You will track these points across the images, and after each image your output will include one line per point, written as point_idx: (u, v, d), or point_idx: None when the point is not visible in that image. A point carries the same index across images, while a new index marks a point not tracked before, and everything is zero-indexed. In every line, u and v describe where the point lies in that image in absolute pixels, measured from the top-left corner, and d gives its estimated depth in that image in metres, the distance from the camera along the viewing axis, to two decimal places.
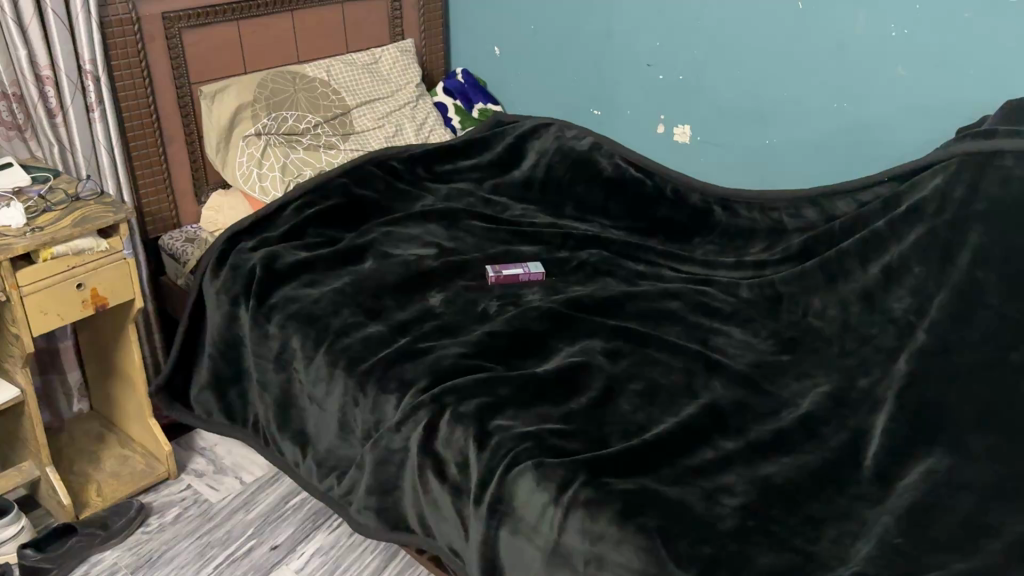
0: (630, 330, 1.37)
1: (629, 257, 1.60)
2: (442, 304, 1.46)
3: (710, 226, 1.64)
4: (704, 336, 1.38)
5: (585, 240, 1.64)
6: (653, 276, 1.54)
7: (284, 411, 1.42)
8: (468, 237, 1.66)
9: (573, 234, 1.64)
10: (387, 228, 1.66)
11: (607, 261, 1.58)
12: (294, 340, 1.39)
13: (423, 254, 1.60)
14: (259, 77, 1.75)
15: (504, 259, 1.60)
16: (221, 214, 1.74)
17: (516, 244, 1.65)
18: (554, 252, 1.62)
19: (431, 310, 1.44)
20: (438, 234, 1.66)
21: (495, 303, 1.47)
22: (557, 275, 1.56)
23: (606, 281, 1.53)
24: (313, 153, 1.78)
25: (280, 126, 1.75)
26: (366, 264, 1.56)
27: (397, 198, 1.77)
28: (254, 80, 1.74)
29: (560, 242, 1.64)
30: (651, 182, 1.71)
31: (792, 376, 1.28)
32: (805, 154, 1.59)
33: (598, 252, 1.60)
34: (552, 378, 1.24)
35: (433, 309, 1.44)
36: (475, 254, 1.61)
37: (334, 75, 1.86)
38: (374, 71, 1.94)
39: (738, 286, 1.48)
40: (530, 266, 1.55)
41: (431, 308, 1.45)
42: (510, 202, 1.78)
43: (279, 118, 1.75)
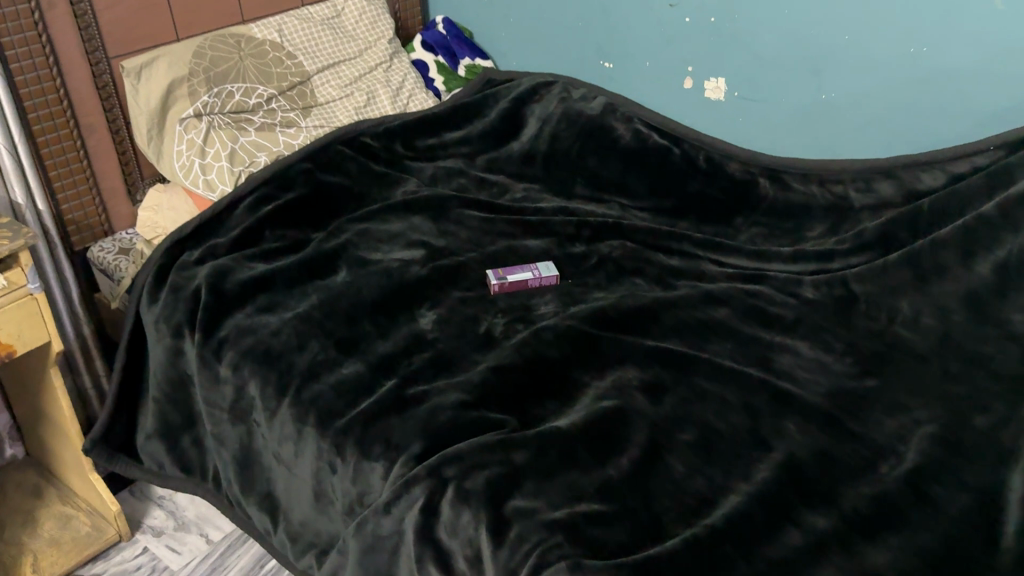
0: (671, 352, 1.10)
1: (659, 247, 1.31)
2: (433, 327, 1.17)
3: (754, 202, 1.35)
4: (763, 357, 1.10)
5: (604, 228, 1.34)
6: (691, 273, 1.26)
7: (248, 472, 1.15)
8: (461, 232, 1.37)
9: (588, 222, 1.35)
10: (362, 226, 1.37)
11: (633, 255, 1.29)
12: (252, 385, 1.11)
13: (407, 258, 1.30)
14: (195, 44, 1.43)
15: (506, 259, 1.31)
16: (160, 214, 1.43)
17: (519, 238, 1.35)
18: (567, 246, 1.33)
19: (420, 335, 1.15)
20: (425, 230, 1.37)
21: (500, 321, 1.19)
22: (573, 277, 1.27)
23: (635, 282, 1.25)
24: (267, 134, 1.47)
25: (226, 104, 1.43)
26: (338, 276, 1.26)
27: (374, 182, 1.47)
28: (189, 48, 1.42)
29: (575, 232, 1.34)
30: (679, 151, 1.42)
31: (882, 411, 1.01)
32: (871, 112, 1.29)
33: (620, 244, 1.32)
34: (582, 433, 0.96)
35: (422, 334, 1.16)
36: (471, 255, 1.31)
37: (287, 36, 1.54)
38: (337, 27, 1.62)
39: (800, 284, 1.20)
40: (540, 268, 1.26)
41: (420, 333, 1.16)
42: (510, 182, 1.48)
43: (223, 94, 1.43)
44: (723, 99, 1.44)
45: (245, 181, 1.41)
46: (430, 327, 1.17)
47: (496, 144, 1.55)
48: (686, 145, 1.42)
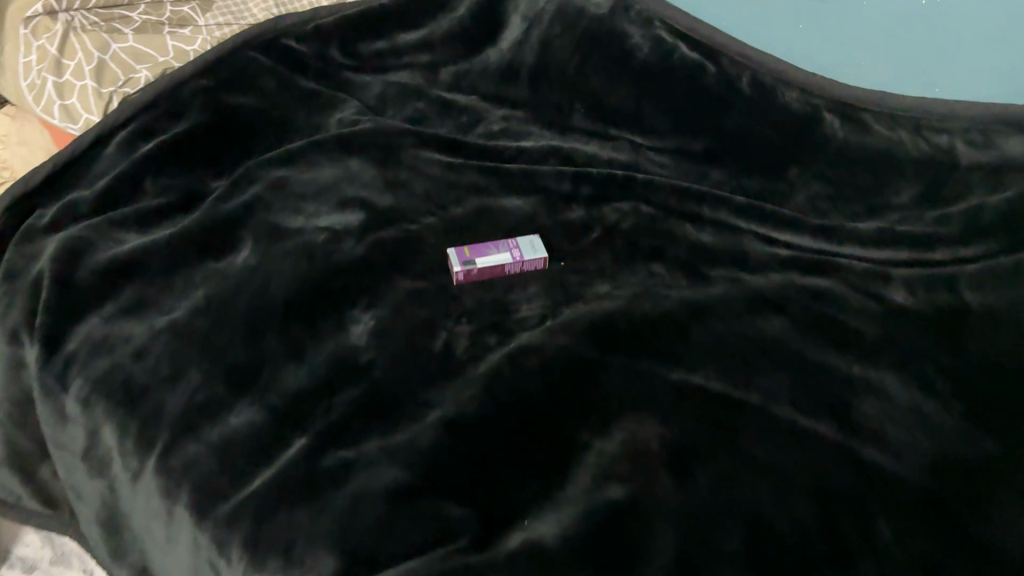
0: (703, 391, 0.78)
1: (685, 215, 0.96)
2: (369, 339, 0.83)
3: (815, 147, 0.99)
4: (833, 403, 0.78)
5: (611, 183, 0.99)
6: (729, 255, 0.91)
7: (116, 538, 0.84)
8: (416, 185, 1.01)
9: (590, 174, 0.99)
10: (279, 174, 1.01)
11: (649, 228, 0.94)
12: (109, 431, 0.78)
13: (338, 228, 0.95)
14: None
15: (476, 228, 0.96)
16: (9, 151, 1.09)
17: (495, 195, 1.00)
18: (559, 210, 0.97)
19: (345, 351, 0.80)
20: (367, 182, 1.00)
21: (465, 330, 0.85)
22: (567, 258, 0.92)
23: (653, 269, 0.90)
24: (153, 37, 1.07)
25: None
26: (240, 254, 0.91)
27: (302, 106, 1.10)
28: None
29: (571, 189, 0.99)
30: (715, 69, 1.04)
31: (1012, 498, 0.70)
32: (1000, 27, 0.89)
33: (632, 206, 0.97)
34: (579, 548, 0.64)
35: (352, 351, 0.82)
36: (428, 223, 0.96)
37: None
38: None
39: (886, 282, 0.87)
40: (522, 247, 0.92)
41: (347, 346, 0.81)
42: (487, 108, 1.12)
43: None
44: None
45: (120, 107, 1.03)
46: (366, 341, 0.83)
47: (468, 52, 1.16)
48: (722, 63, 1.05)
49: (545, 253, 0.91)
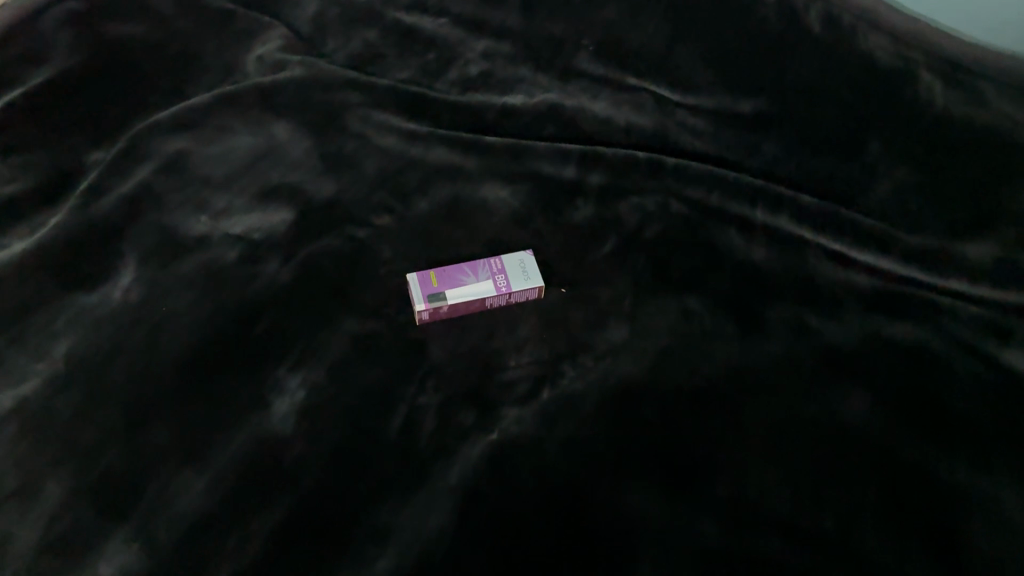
0: (760, 507, 0.57)
1: (729, 218, 0.71)
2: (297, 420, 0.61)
3: None
4: (938, 525, 0.56)
5: (633, 168, 0.74)
6: (789, 283, 0.68)
7: None
8: (366, 163, 0.75)
9: (604, 159, 0.74)
10: (177, 147, 0.74)
11: (681, 239, 0.70)
12: None
13: (256, 238, 0.69)
14: None
15: (447, 232, 0.71)
16: None
17: (471, 179, 0.73)
18: (559, 206, 0.72)
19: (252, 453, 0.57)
20: (298, 162, 0.74)
21: (430, 399, 0.63)
22: (568, 283, 0.68)
23: (686, 305, 0.67)
24: None
25: None
26: (122, 279, 0.66)
27: (214, 38, 0.83)
28: None
29: (578, 175, 0.74)
30: None
31: None
32: None
33: (660, 203, 0.72)
34: None
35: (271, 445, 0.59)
36: (382, 223, 0.71)
37: None
38: None
39: (1003, 336, 0.65)
40: (508, 271, 0.67)
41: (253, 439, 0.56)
42: (462, 39, 0.84)
43: None
44: None
45: None
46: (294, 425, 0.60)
47: None
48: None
49: (539, 280, 0.67)
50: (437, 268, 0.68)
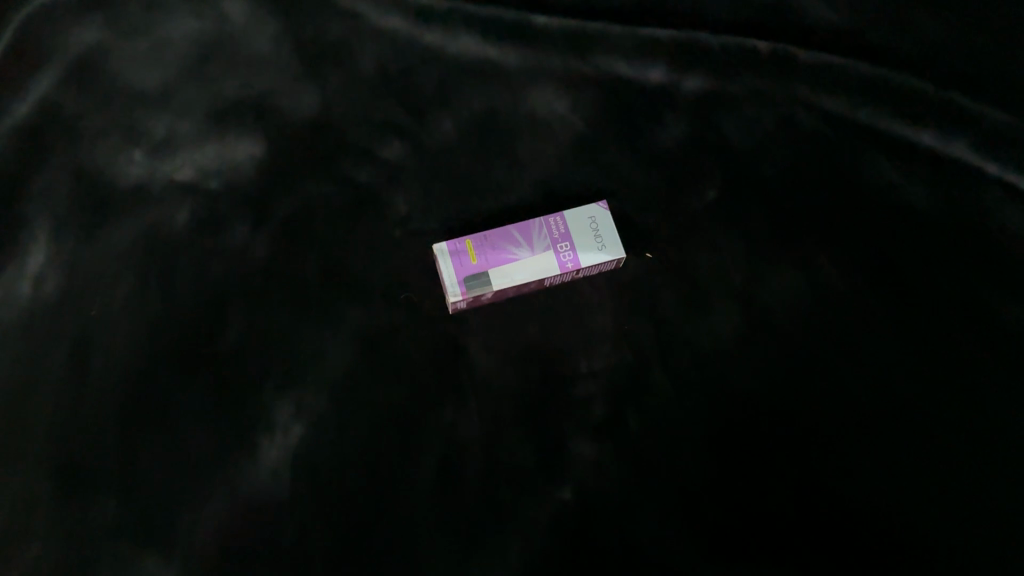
0: None
1: (879, 143, 0.52)
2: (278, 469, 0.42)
3: None
4: None
5: (744, 69, 0.52)
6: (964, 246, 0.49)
7: None
8: (363, 64, 0.53)
9: (705, 55, 0.52)
10: (93, 43, 0.52)
11: (810, 177, 0.51)
12: None
13: (213, 186, 0.49)
14: None
15: (483, 170, 0.51)
16: None
17: (514, 88, 0.53)
18: (641, 130, 0.51)
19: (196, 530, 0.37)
20: (264, 59, 0.52)
21: (473, 423, 0.45)
22: (654, 244, 0.50)
23: (818, 277, 0.49)
24: None
25: None
26: (31, 256, 0.47)
27: None
28: None
29: (669, 81, 0.52)
30: None
31: None
32: None
33: (780, 122, 0.52)
34: None
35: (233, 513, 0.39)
36: (392, 156, 0.51)
37: None
38: None
39: None
40: (575, 237, 0.48)
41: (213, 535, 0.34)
42: None
43: None
44: None
45: None
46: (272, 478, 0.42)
47: None
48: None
49: (619, 250, 0.48)
50: (476, 231, 0.49)
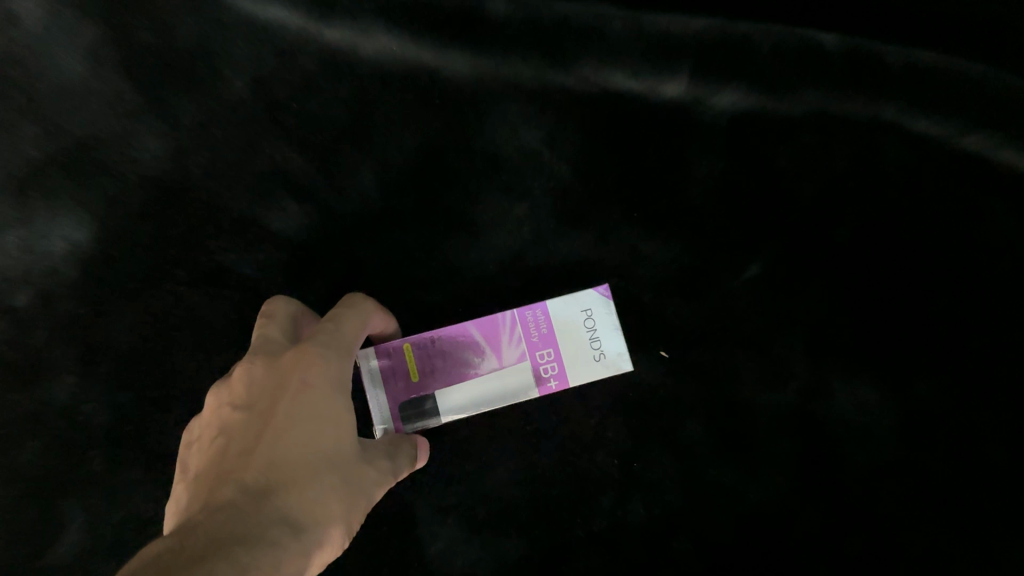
0: None
1: (999, 182, 0.36)
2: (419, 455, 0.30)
3: None
4: None
5: (802, 76, 0.36)
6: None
7: None
8: (232, 84, 0.35)
9: (747, 61, 0.35)
10: None
11: (895, 230, 0.36)
12: None
13: (22, 303, 0.33)
14: None
15: (421, 247, 0.35)
16: None
17: (462, 111, 0.36)
18: (651, 172, 0.36)
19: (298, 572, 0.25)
20: (76, 87, 0.35)
21: None
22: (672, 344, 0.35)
23: (904, 388, 0.35)
24: None
25: None
26: None
27: None
28: None
29: (690, 95, 0.36)
30: None
31: None
32: None
33: (850, 150, 0.36)
34: None
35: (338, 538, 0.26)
36: (284, 230, 0.35)
37: None
38: None
39: None
40: (563, 344, 0.33)
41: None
42: None
43: None
44: None
45: None
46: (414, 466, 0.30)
47: None
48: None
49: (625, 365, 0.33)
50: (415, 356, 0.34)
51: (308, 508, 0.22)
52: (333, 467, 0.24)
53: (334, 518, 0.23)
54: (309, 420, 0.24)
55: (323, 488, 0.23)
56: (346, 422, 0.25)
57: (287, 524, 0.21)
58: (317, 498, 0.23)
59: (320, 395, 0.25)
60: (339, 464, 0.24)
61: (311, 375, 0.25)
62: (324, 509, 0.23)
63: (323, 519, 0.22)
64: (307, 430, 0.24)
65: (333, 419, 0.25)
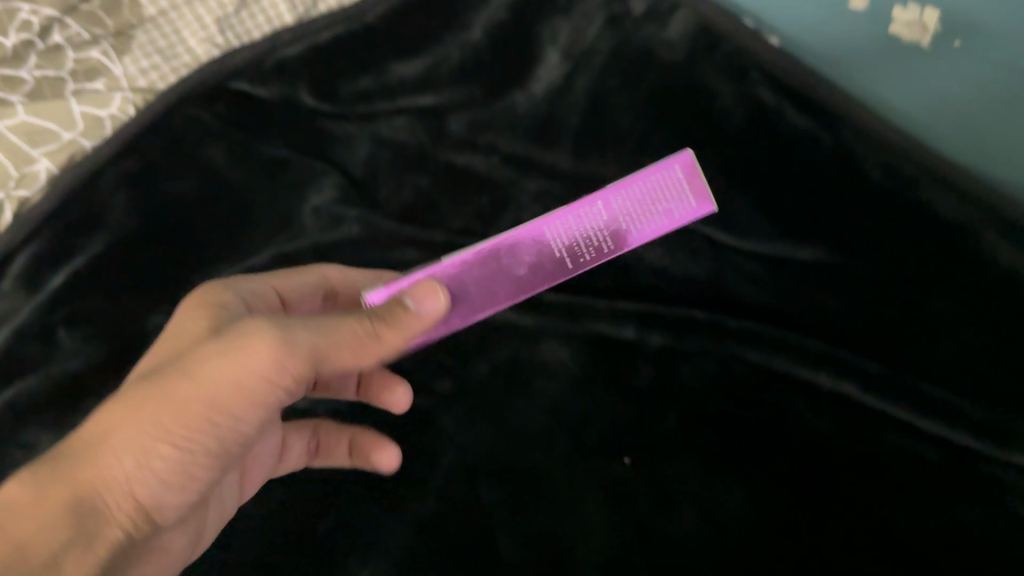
0: None
1: (793, 382, 0.70)
2: (428, 298, 0.59)
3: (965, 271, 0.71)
4: None
5: (692, 333, 0.72)
6: (861, 480, 0.65)
7: None
8: None
9: (661, 322, 0.73)
10: None
11: (741, 406, 0.69)
12: None
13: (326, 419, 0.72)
14: None
15: (507, 401, 0.71)
16: None
17: (531, 340, 0.73)
18: (620, 378, 0.71)
19: (287, 387, 0.56)
20: None
21: None
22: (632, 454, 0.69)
23: (747, 480, 0.66)
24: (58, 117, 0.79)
25: None
26: None
27: (265, 184, 0.82)
28: None
29: (637, 337, 0.73)
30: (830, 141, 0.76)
31: None
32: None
33: (717, 367, 0.71)
34: None
35: (305, 376, 0.56)
36: (443, 389, 0.72)
37: None
38: None
39: None
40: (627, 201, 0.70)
41: (143, 484, 0.54)
42: (513, 180, 0.81)
43: None
44: (930, 44, 0.70)
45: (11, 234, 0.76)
46: (428, 312, 0.59)
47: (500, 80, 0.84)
48: (832, 135, 0.76)
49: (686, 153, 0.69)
50: (487, 463, 0.69)
51: (127, 417, 0.53)
52: (165, 366, 0.55)
53: (151, 413, 0.53)
54: (175, 349, 0.57)
55: (145, 390, 0.54)
56: (206, 331, 0.58)
57: (102, 448, 0.53)
58: (143, 400, 0.53)
59: (191, 330, 0.58)
60: (178, 356, 0.55)
61: (190, 326, 0.59)
62: (139, 414, 0.53)
63: (133, 422, 0.53)
64: (176, 347, 0.57)
65: (196, 334, 0.58)
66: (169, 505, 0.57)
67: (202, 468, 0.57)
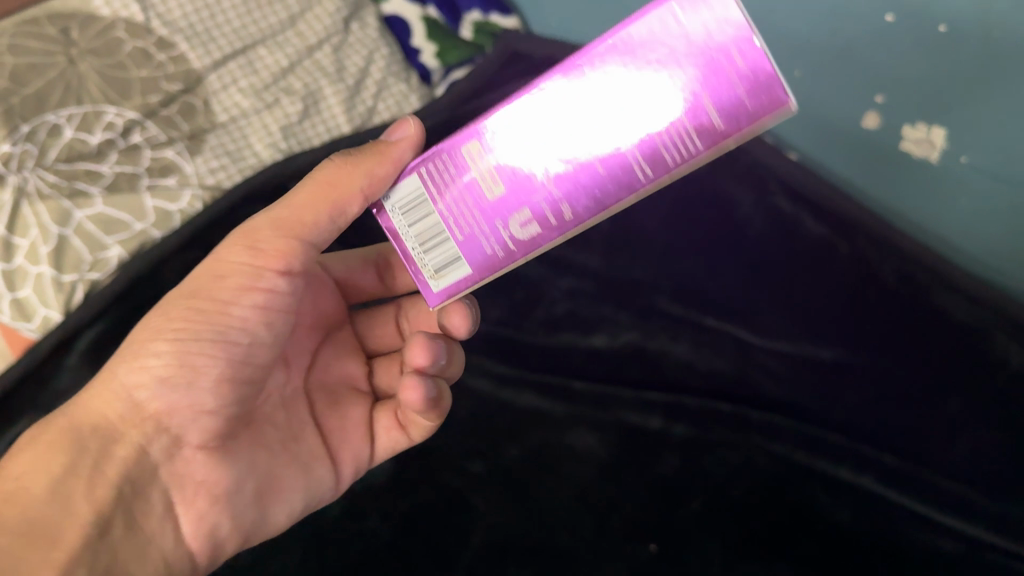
0: None
1: (814, 475, 0.72)
2: (402, 129, 0.53)
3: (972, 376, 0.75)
4: None
5: (717, 424, 0.75)
6: None
7: None
8: (460, 412, 0.77)
9: (687, 412, 0.76)
10: None
11: (765, 496, 0.72)
12: None
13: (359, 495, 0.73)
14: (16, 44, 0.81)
15: (537, 485, 0.73)
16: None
17: (560, 427, 0.76)
18: (647, 464, 0.74)
19: (271, 268, 0.56)
20: None
21: None
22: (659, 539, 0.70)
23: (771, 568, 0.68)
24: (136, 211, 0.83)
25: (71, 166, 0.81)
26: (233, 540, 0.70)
27: None
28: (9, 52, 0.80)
29: (663, 426, 0.76)
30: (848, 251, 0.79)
31: None
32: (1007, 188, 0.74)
33: (740, 456, 0.74)
34: None
35: (313, 230, 0.56)
36: (475, 471, 0.73)
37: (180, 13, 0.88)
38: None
39: None
40: None
41: (138, 386, 0.56)
42: (548, 277, 0.85)
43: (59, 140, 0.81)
44: (937, 160, 0.77)
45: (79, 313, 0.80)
46: (400, 138, 0.52)
47: None
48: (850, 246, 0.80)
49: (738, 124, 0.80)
50: (516, 541, 0.69)
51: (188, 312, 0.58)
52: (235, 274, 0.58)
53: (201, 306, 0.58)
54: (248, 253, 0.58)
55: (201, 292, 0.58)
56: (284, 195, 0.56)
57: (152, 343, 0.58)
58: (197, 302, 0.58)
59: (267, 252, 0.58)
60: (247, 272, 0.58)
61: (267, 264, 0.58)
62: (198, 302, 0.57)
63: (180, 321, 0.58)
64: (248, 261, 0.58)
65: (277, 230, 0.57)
66: (177, 392, 0.56)
67: (205, 358, 0.56)
